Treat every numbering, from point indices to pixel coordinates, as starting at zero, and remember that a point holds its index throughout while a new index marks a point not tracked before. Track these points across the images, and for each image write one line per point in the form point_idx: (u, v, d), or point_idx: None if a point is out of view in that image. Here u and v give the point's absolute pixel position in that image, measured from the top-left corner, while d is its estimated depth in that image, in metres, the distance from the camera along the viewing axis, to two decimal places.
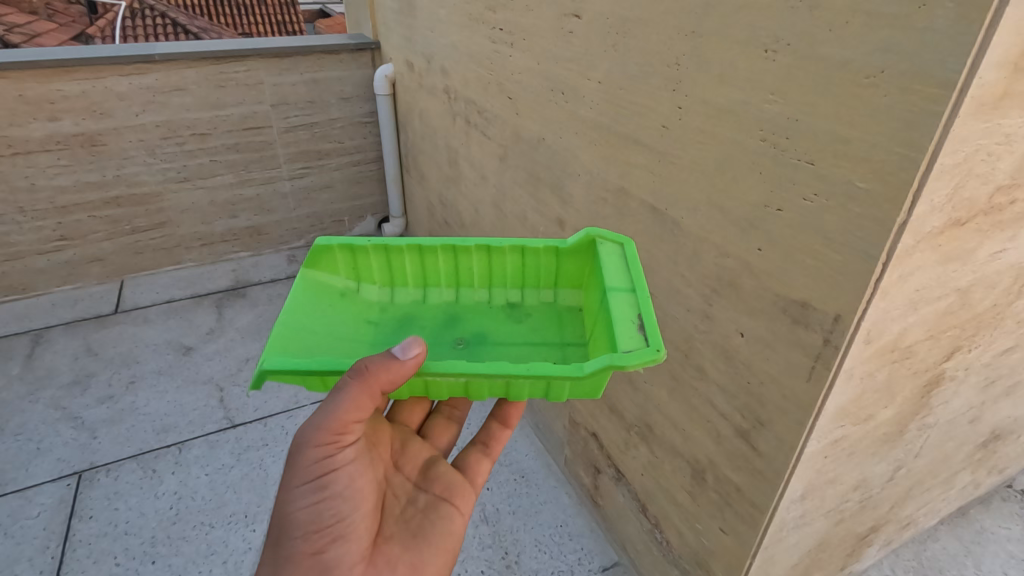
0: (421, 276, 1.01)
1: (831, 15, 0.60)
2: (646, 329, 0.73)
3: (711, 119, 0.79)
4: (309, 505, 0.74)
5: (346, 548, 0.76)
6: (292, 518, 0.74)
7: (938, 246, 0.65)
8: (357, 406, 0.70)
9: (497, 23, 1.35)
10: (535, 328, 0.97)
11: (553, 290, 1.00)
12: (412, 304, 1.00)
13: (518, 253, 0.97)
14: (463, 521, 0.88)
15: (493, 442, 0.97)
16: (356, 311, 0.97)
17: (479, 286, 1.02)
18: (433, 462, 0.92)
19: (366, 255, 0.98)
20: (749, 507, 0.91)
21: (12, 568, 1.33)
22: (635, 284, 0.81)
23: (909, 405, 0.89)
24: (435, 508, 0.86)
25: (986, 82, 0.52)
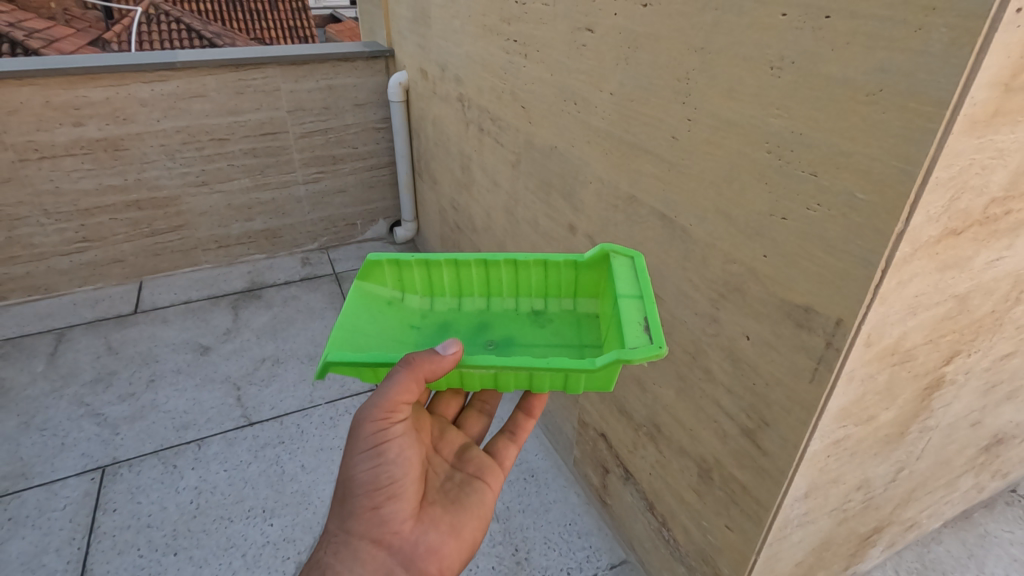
0: (456, 286, 1.05)
1: (833, 35, 0.64)
2: (650, 327, 0.78)
3: (719, 131, 0.83)
4: (367, 468, 0.79)
5: (398, 507, 0.80)
6: (351, 479, 0.79)
7: (935, 254, 0.68)
8: (406, 388, 0.75)
9: (512, 35, 1.39)
10: (558, 333, 1.01)
11: (573, 298, 1.05)
12: (449, 312, 1.05)
13: (541, 265, 1.01)
14: (493, 498, 0.92)
15: (520, 430, 0.98)
16: (401, 319, 1.01)
17: (507, 294, 1.05)
18: (467, 446, 0.96)
19: (411, 269, 1.03)
20: (754, 505, 0.94)
21: (41, 558, 1.38)
22: (642, 291, 0.85)
23: (911, 407, 0.92)
24: (471, 484, 0.90)
25: (978, 101, 0.56)
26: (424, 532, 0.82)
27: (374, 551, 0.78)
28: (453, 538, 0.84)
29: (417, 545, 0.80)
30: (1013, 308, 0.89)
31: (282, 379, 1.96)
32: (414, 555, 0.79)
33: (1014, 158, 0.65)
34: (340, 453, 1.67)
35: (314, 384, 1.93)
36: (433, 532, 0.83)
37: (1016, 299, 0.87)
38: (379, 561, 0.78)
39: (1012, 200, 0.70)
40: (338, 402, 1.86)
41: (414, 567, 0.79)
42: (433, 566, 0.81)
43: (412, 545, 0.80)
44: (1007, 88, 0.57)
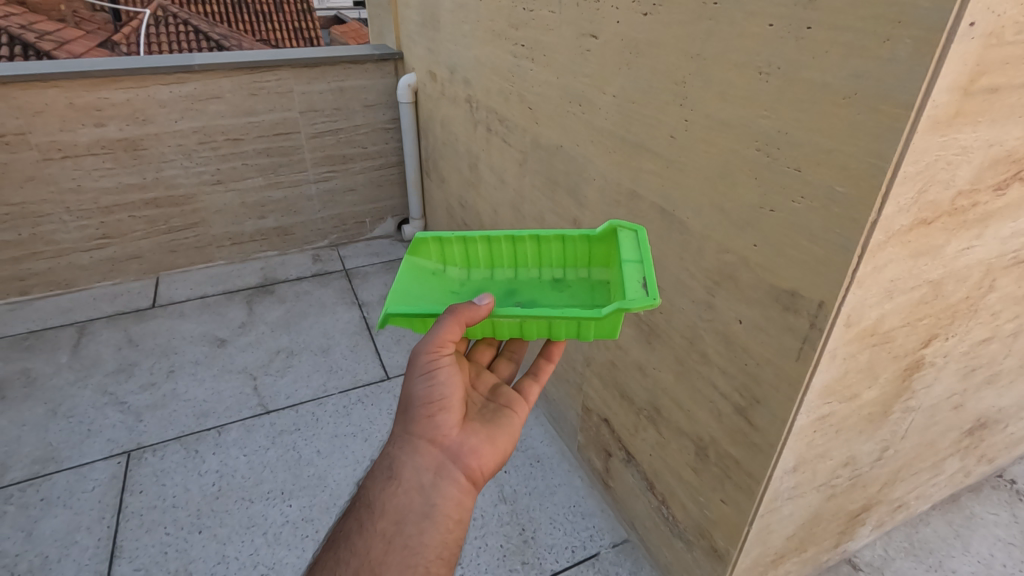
0: (489, 260, 1.14)
1: (814, 45, 0.71)
2: (646, 283, 0.86)
3: (713, 131, 0.90)
4: (423, 387, 0.87)
5: (448, 416, 0.88)
6: (410, 396, 0.88)
7: (907, 242, 0.75)
8: (453, 326, 0.83)
9: (519, 40, 1.46)
10: (574, 296, 1.07)
11: (587, 268, 1.12)
12: (484, 281, 1.12)
13: (559, 239, 1.10)
14: (522, 424, 0.96)
15: (540, 370, 1.02)
16: (444, 286, 1.08)
17: (532, 265, 1.13)
18: (500, 384, 1.01)
19: (451, 244, 1.12)
20: (746, 478, 1.01)
21: (73, 535, 1.46)
22: (642, 256, 0.92)
23: (893, 387, 0.99)
24: (504, 410, 0.95)
25: (940, 104, 0.63)
26: (469, 435, 0.88)
27: (429, 447, 0.85)
28: (490, 444, 0.89)
29: (463, 444, 0.87)
30: (987, 294, 0.96)
31: (297, 370, 2.03)
32: (460, 453, 0.86)
33: (977, 155, 0.72)
34: (354, 439, 1.75)
35: (327, 374, 2.01)
36: (475, 437, 0.88)
37: (989, 286, 0.94)
38: (434, 455, 0.85)
39: (979, 193, 0.77)
40: (351, 392, 1.94)
41: (460, 463, 0.86)
42: (474, 464, 0.87)
43: (458, 445, 0.87)
44: (966, 92, 0.64)
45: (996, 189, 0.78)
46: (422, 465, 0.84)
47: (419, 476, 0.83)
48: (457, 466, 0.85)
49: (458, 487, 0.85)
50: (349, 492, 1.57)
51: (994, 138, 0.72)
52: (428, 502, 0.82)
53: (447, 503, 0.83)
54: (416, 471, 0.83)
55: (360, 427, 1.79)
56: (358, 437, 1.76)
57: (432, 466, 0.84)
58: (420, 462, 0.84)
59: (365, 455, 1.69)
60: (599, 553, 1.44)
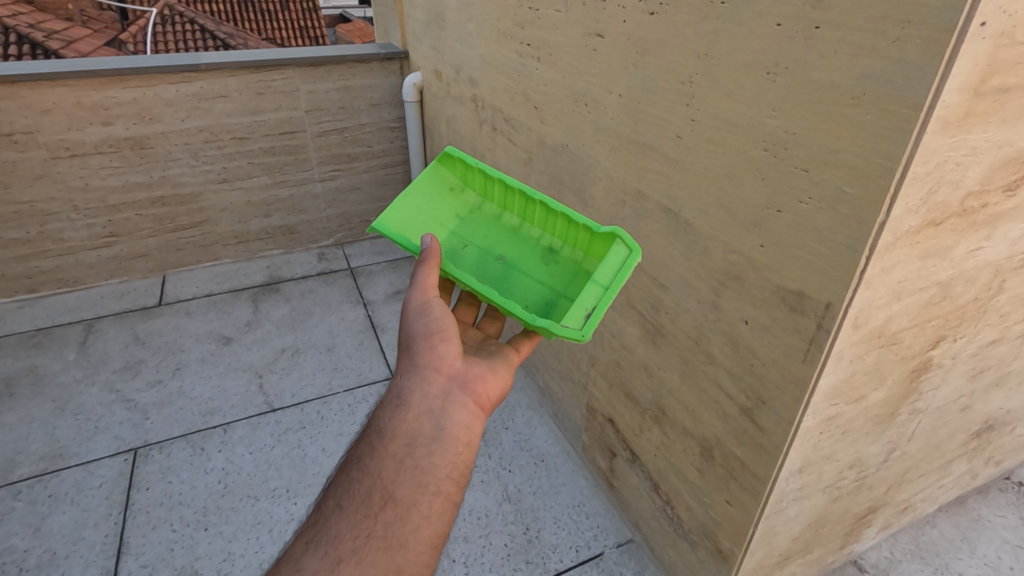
0: (502, 201, 1.20)
1: (823, 45, 0.71)
2: (590, 315, 0.89)
3: (720, 130, 0.90)
4: (420, 322, 0.89)
5: (449, 346, 0.88)
6: (410, 333, 0.89)
7: (916, 243, 0.75)
8: (431, 268, 0.94)
9: (525, 39, 1.46)
10: (553, 275, 1.08)
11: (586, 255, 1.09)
12: (490, 217, 1.20)
13: (565, 217, 1.09)
14: (518, 364, 0.97)
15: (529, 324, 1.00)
16: (454, 207, 1.21)
17: (537, 225, 1.16)
18: (488, 337, 1.03)
19: (473, 173, 1.21)
20: (752, 480, 1.01)
21: (80, 532, 1.47)
22: (611, 284, 0.92)
23: (900, 388, 0.98)
24: (499, 351, 0.97)
25: (950, 104, 0.62)
26: (472, 363, 0.89)
27: (437, 375, 0.85)
28: (493, 373, 0.90)
29: (468, 371, 0.88)
30: (996, 296, 0.95)
31: (302, 368, 2.04)
32: (467, 379, 0.87)
33: (987, 155, 0.71)
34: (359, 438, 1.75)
35: (332, 373, 2.02)
36: (477, 365, 0.89)
37: (998, 287, 0.94)
38: (442, 383, 0.85)
39: (988, 194, 0.76)
40: (355, 390, 1.94)
41: (468, 387, 0.86)
42: (481, 389, 0.87)
43: (464, 372, 0.87)
44: (976, 92, 0.63)
45: (1007, 190, 0.78)
46: (431, 392, 0.83)
47: (428, 402, 0.82)
48: (465, 391, 0.85)
49: (468, 411, 0.84)
50: None
51: (1004, 139, 0.71)
52: (438, 424, 0.81)
53: (456, 426, 0.81)
54: (426, 397, 0.82)
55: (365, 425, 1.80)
56: None
57: (441, 391, 0.84)
58: (429, 389, 0.83)
59: None
60: (603, 552, 1.44)
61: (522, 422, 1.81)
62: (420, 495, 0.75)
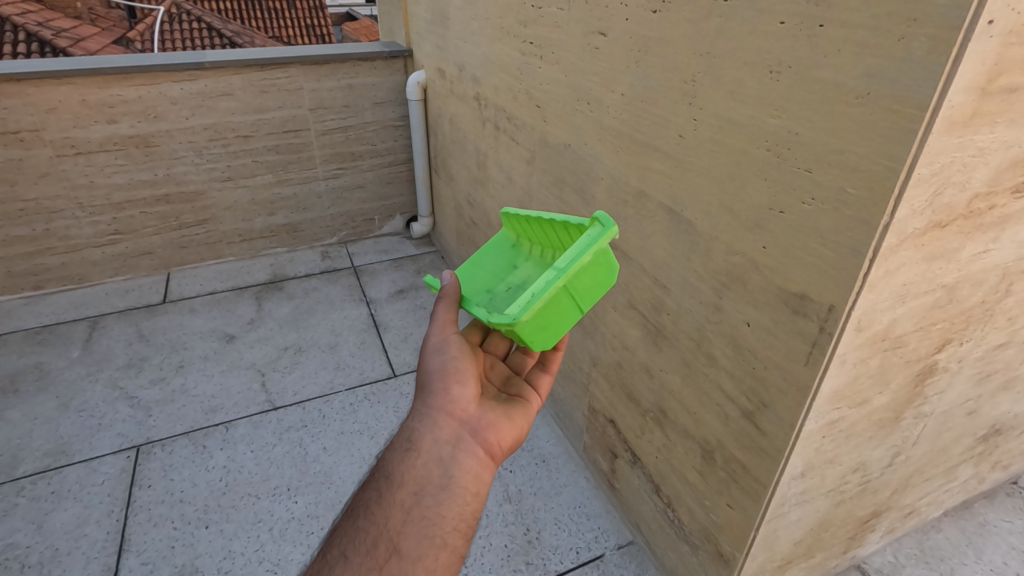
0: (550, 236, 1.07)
1: (826, 43, 0.70)
2: (529, 299, 0.81)
3: (722, 130, 0.89)
4: (437, 360, 0.90)
5: (465, 390, 0.88)
6: (427, 371, 0.90)
7: (921, 245, 0.73)
8: (449, 306, 0.95)
9: (527, 37, 1.45)
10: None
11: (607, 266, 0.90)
12: (539, 261, 1.06)
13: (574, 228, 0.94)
14: (534, 415, 0.97)
15: (549, 359, 1.03)
16: (509, 261, 1.13)
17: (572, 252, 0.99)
18: (513, 376, 1.01)
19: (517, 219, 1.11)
20: (753, 483, 1.00)
21: (82, 529, 1.47)
22: (561, 267, 0.82)
23: (904, 392, 0.97)
24: (517, 398, 0.96)
25: (956, 105, 0.61)
26: (486, 410, 0.89)
27: (448, 419, 0.85)
28: (507, 420, 0.90)
29: (480, 418, 0.87)
30: (1003, 299, 0.94)
31: (304, 367, 2.04)
32: (479, 427, 0.87)
33: (994, 156, 0.70)
34: (360, 437, 1.75)
35: (334, 371, 2.02)
36: (491, 413, 0.89)
37: (1006, 290, 0.92)
38: (453, 428, 0.85)
39: (995, 196, 0.75)
40: (357, 389, 1.94)
41: (479, 436, 0.86)
42: (493, 438, 0.87)
43: (476, 419, 0.87)
44: (984, 92, 0.62)
45: (1014, 191, 0.76)
46: (441, 437, 0.83)
47: (438, 448, 0.82)
48: (475, 440, 0.85)
49: (477, 460, 0.84)
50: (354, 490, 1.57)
51: (1013, 139, 0.70)
52: (447, 473, 0.81)
53: (465, 476, 0.81)
54: (437, 443, 0.83)
55: (366, 425, 1.80)
56: (364, 435, 1.76)
57: (451, 438, 0.84)
58: (439, 434, 0.83)
59: (370, 454, 1.69)
60: (604, 555, 1.43)
61: None
62: (425, 548, 0.74)
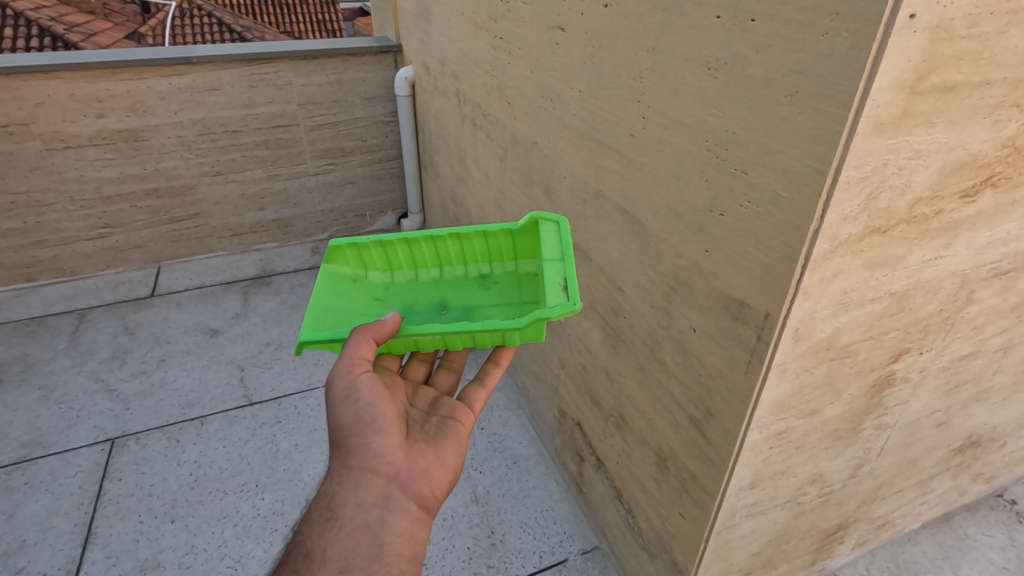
0: (411, 260, 1.20)
1: (758, 39, 0.66)
2: (567, 286, 0.89)
3: (667, 129, 0.86)
4: (351, 411, 0.87)
5: (388, 440, 0.87)
6: (342, 425, 0.87)
7: (859, 252, 0.70)
8: (364, 340, 0.88)
9: (498, 32, 1.42)
10: (502, 293, 1.15)
11: (514, 260, 1.18)
12: (407, 283, 1.20)
13: (481, 235, 1.15)
14: (468, 432, 0.98)
15: (488, 377, 1.03)
16: (366, 293, 1.16)
17: (457, 262, 1.20)
18: (440, 397, 1.03)
19: (368, 249, 1.17)
20: (701, 493, 0.97)
21: (51, 520, 1.49)
22: (564, 254, 0.95)
23: (859, 403, 0.93)
24: (449, 421, 0.97)
25: (882, 104, 0.57)
26: (416, 457, 0.88)
27: (373, 479, 0.85)
28: (440, 463, 0.90)
29: (410, 469, 0.87)
30: (965, 308, 0.90)
31: (284, 362, 2.04)
32: (410, 480, 0.86)
33: (934, 159, 0.66)
34: None
35: (313, 368, 2.02)
36: (421, 459, 0.89)
37: (967, 298, 0.88)
38: (380, 487, 0.85)
39: (942, 200, 0.71)
40: None
41: (410, 491, 0.86)
42: (426, 489, 0.88)
43: (406, 471, 0.87)
44: (914, 90, 0.58)
45: (964, 196, 0.72)
46: (367, 501, 0.83)
47: (364, 514, 0.82)
48: (407, 495, 0.86)
49: (410, 519, 0.85)
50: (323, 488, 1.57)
51: (954, 140, 0.66)
52: (377, 541, 0.81)
53: (398, 541, 0.82)
54: (362, 508, 0.83)
55: None
56: None
57: (378, 500, 0.84)
58: (364, 498, 0.83)
59: None
60: (567, 559, 1.41)
61: (498, 422, 1.78)
62: None
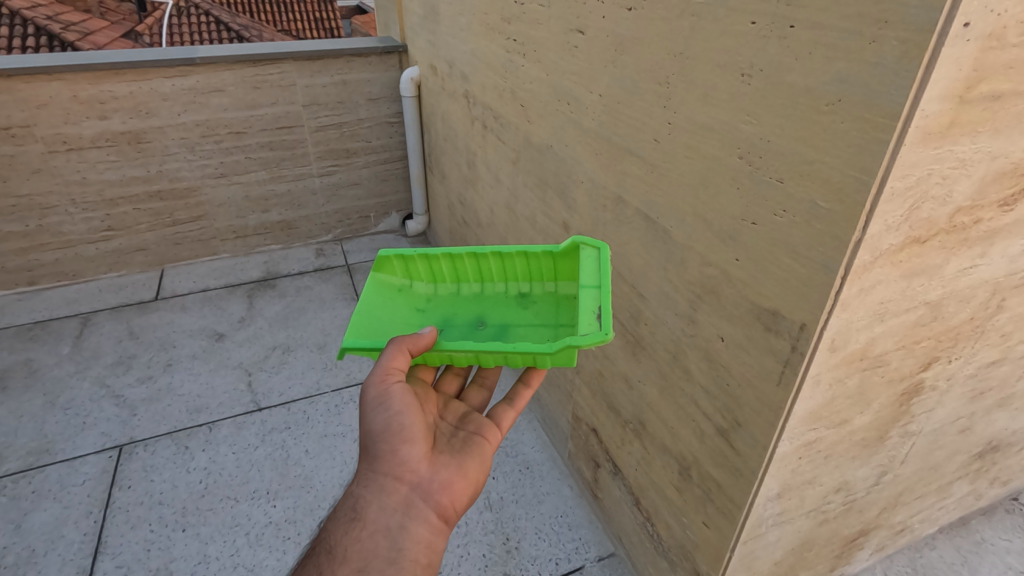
0: (454, 274, 1.19)
1: (797, 45, 0.65)
2: (600, 316, 0.87)
3: (696, 135, 0.84)
4: (381, 418, 0.87)
5: (414, 450, 0.86)
6: (371, 431, 0.87)
7: (898, 262, 0.69)
8: (400, 351, 0.89)
9: (511, 34, 1.41)
10: (539, 313, 1.11)
11: (554, 282, 1.14)
12: (449, 297, 1.18)
13: (522, 255, 1.12)
14: (494, 450, 0.96)
15: (516, 397, 1.01)
16: (409, 303, 1.15)
17: (498, 280, 1.17)
18: (470, 411, 1.02)
19: (415, 261, 1.17)
20: (728, 503, 0.95)
21: (60, 529, 1.47)
22: (602, 283, 0.94)
23: (888, 412, 0.92)
24: (476, 437, 0.95)
25: (931, 113, 0.56)
26: (439, 469, 0.87)
27: (396, 485, 0.84)
28: (462, 477, 0.89)
29: (433, 479, 0.86)
30: (995, 316, 0.89)
31: (292, 366, 2.02)
32: (431, 490, 0.85)
33: (977, 168, 0.65)
34: (343, 440, 1.72)
35: (321, 372, 2.00)
36: (444, 471, 0.87)
37: (998, 306, 0.87)
38: (402, 494, 0.84)
39: (981, 209, 0.70)
40: (343, 390, 1.92)
41: (431, 500, 0.84)
42: (445, 500, 0.86)
43: (428, 481, 0.85)
44: (962, 100, 0.57)
45: (1002, 204, 0.71)
46: (389, 505, 0.82)
47: (385, 517, 0.81)
48: (428, 505, 0.84)
49: (429, 527, 0.83)
50: (335, 493, 1.56)
51: (997, 150, 0.65)
52: (395, 546, 0.80)
53: (416, 547, 0.81)
54: (384, 512, 0.82)
55: (350, 427, 1.77)
56: (348, 437, 1.74)
57: (400, 505, 0.82)
58: (386, 502, 0.82)
59: (353, 456, 1.67)
60: (583, 566, 1.40)
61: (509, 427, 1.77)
62: None
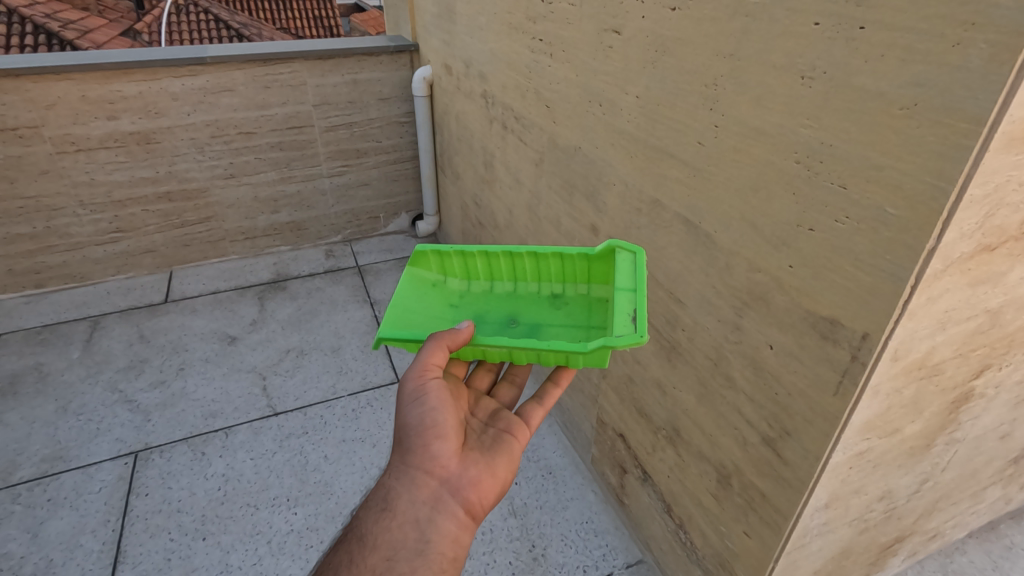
0: (488, 272, 1.18)
1: (867, 47, 0.63)
2: (635, 318, 0.86)
3: (746, 138, 0.82)
4: (415, 412, 0.84)
5: (445, 445, 0.84)
6: (404, 424, 0.85)
7: (967, 270, 0.67)
8: (438, 347, 0.86)
9: (537, 34, 1.38)
10: (571, 315, 1.09)
11: (587, 285, 1.12)
12: (482, 295, 1.17)
13: (557, 257, 1.11)
14: (524, 449, 0.93)
15: (546, 397, 0.99)
16: (442, 298, 1.14)
17: (531, 280, 1.16)
18: (500, 409, 0.99)
19: (450, 258, 1.17)
20: (773, 514, 0.94)
21: (78, 538, 1.44)
22: (637, 285, 0.92)
23: (937, 420, 0.90)
24: (505, 435, 0.93)
25: (1017, 119, 0.54)
26: (468, 465, 0.85)
27: (427, 479, 0.81)
28: (491, 475, 0.86)
29: (462, 475, 0.84)
30: None
31: (306, 370, 2.00)
32: (460, 486, 0.83)
33: None
34: (362, 445, 1.70)
35: (337, 375, 1.97)
36: (474, 468, 0.85)
37: None
38: (432, 488, 0.81)
39: None
40: (360, 395, 1.90)
41: (459, 495, 0.82)
42: (473, 496, 0.83)
43: (457, 477, 0.83)
44: None
45: None
46: (418, 498, 0.80)
47: (414, 509, 0.79)
48: (456, 499, 0.82)
49: (456, 522, 0.81)
50: (356, 500, 1.54)
51: None
52: (423, 538, 0.77)
53: (442, 540, 0.78)
54: (413, 504, 0.79)
55: (369, 432, 1.75)
56: (367, 443, 1.72)
57: (429, 498, 0.80)
58: (416, 494, 0.80)
59: (373, 462, 1.65)
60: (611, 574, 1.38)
61: None
62: None
